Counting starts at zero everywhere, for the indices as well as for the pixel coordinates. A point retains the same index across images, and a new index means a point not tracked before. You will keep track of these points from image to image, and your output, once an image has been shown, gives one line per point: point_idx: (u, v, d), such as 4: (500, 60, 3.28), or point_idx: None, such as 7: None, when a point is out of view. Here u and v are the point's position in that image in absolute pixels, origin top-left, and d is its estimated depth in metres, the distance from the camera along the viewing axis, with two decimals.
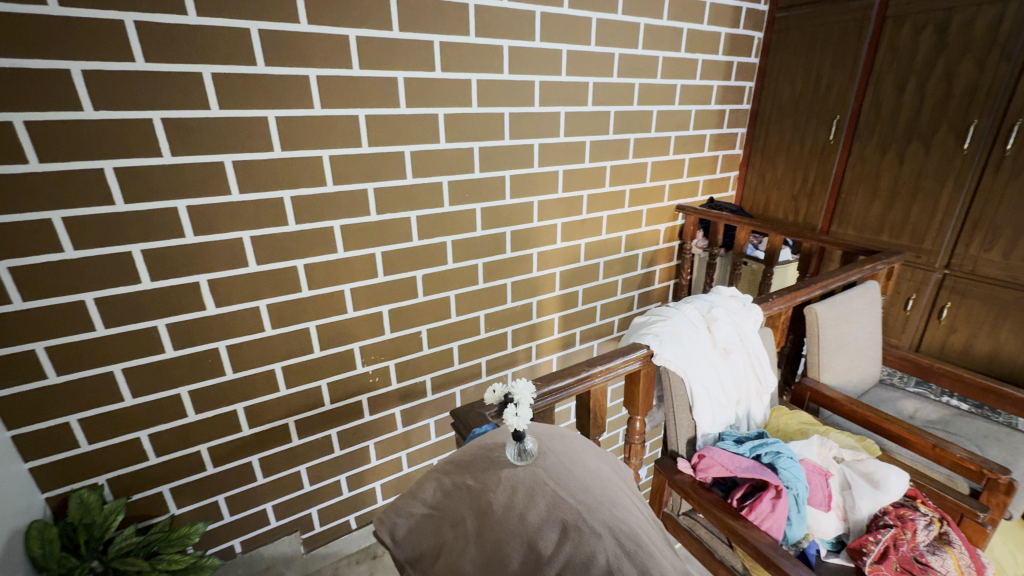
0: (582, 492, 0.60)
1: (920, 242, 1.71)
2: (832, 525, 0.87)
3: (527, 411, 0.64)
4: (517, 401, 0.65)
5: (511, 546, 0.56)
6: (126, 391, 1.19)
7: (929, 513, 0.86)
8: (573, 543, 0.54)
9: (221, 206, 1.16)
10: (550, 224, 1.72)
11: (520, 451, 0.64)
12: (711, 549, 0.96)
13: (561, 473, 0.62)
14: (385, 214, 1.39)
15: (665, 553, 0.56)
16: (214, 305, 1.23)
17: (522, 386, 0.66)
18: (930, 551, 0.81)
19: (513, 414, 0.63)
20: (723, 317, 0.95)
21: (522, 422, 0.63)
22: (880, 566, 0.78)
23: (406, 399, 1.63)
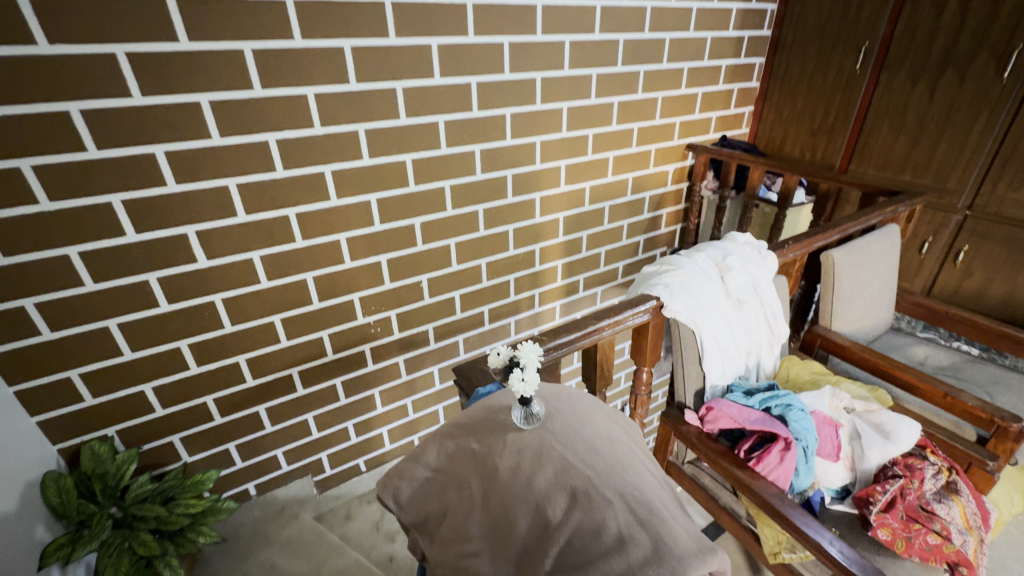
0: (592, 457, 0.58)
1: (944, 182, 1.62)
2: (838, 474, 0.92)
3: (534, 375, 0.62)
4: (524, 365, 0.62)
5: (519, 512, 0.55)
6: (124, 345, 1.17)
7: (938, 463, 0.90)
8: (582, 509, 0.53)
9: (202, 151, 1.08)
10: (554, 166, 1.62)
11: (528, 416, 0.62)
12: (715, 496, 0.98)
13: (569, 436, 0.61)
14: (378, 158, 1.30)
15: (677, 517, 0.55)
16: (205, 257, 1.18)
17: (528, 349, 0.64)
18: (936, 499, 0.85)
19: (520, 378, 0.60)
20: (738, 267, 0.90)
21: (529, 386, 0.60)
22: (885, 514, 0.83)
23: (409, 348, 1.63)
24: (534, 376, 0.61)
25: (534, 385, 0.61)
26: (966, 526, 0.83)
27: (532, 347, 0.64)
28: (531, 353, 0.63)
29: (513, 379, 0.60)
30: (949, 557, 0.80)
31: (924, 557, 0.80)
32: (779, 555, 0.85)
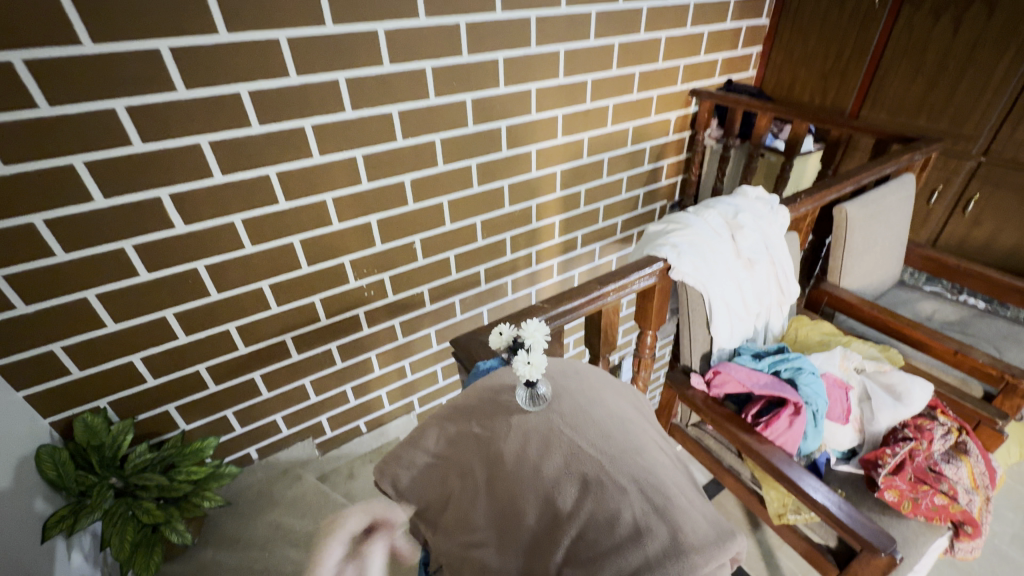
0: (603, 440, 0.56)
1: (960, 126, 1.54)
2: (847, 437, 0.93)
3: (540, 355, 0.59)
4: (529, 346, 0.60)
5: (527, 500, 0.53)
6: (107, 317, 1.12)
7: (948, 423, 0.91)
8: (594, 499, 0.51)
9: (167, 105, 0.99)
10: (550, 116, 1.52)
11: (534, 398, 0.60)
12: (719, 458, 1.00)
13: (579, 418, 0.58)
14: (362, 110, 1.20)
15: (693, 503, 0.53)
16: (183, 222, 1.11)
17: (533, 330, 0.62)
18: (945, 460, 0.87)
19: (525, 360, 0.58)
20: (750, 224, 0.86)
21: (535, 368, 0.58)
22: (894, 476, 0.84)
23: (404, 310, 1.59)
24: (540, 357, 0.58)
25: (540, 366, 0.58)
26: (973, 485, 0.86)
27: (536, 326, 0.62)
28: (536, 333, 0.61)
29: (518, 360, 0.58)
30: (955, 515, 0.83)
31: (930, 516, 0.83)
32: (784, 516, 0.86)
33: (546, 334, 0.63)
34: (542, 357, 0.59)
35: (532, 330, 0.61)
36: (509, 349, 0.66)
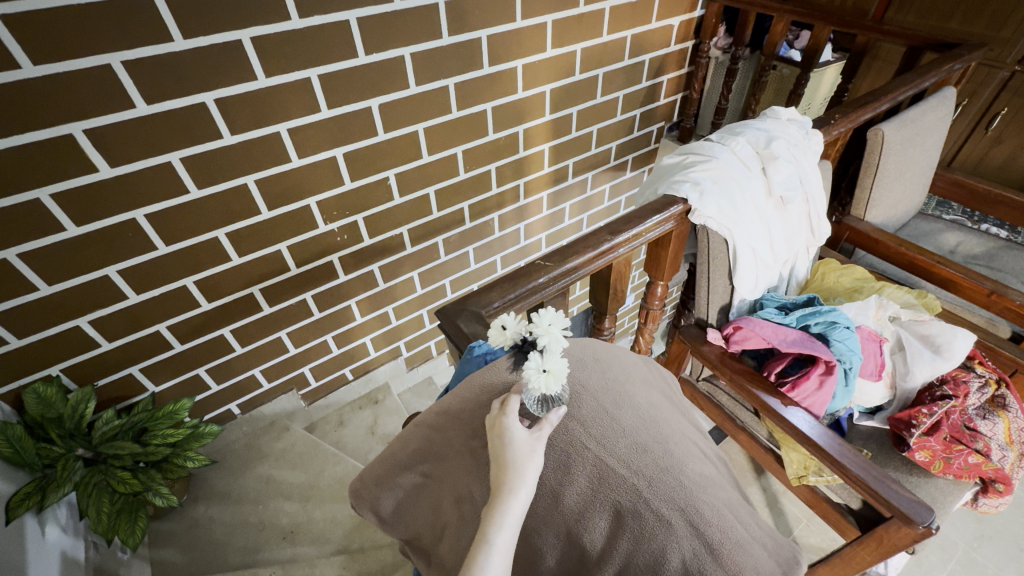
0: (637, 457, 0.50)
1: (997, 30, 1.37)
2: (877, 393, 0.89)
3: (557, 360, 0.49)
4: (545, 347, 0.50)
5: (549, 530, 0.51)
6: (38, 279, 0.97)
7: (986, 376, 0.89)
8: (629, 535, 0.47)
9: (57, 13, 0.78)
10: (538, 23, 1.29)
11: (546, 407, 0.51)
12: (733, 416, 0.99)
13: (607, 429, 0.52)
14: (312, 17, 0.98)
15: (739, 522, 0.50)
16: (108, 165, 0.93)
17: (549, 324, 0.51)
18: (981, 416, 0.85)
19: (540, 367, 0.48)
20: (784, 154, 0.73)
21: (552, 377, 0.48)
22: (928, 437, 0.82)
23: (383, 255, 1.45)
24: (558, 362, 0.49)
25: (558, 373, 0.49)
26: (1007, 441, 0.85)
27: (550, 321, 0.51)
28: (551, 329, 0.51)
29: (531, 367, 0.48)
30: (986, 473, 0.82)
31: (960, 475, 0.82)
32: (804, 477, 0.87)
33: (562, 329, 0.52)
34: (559, 361, 0.49)
35: (546, 326, 0.51)
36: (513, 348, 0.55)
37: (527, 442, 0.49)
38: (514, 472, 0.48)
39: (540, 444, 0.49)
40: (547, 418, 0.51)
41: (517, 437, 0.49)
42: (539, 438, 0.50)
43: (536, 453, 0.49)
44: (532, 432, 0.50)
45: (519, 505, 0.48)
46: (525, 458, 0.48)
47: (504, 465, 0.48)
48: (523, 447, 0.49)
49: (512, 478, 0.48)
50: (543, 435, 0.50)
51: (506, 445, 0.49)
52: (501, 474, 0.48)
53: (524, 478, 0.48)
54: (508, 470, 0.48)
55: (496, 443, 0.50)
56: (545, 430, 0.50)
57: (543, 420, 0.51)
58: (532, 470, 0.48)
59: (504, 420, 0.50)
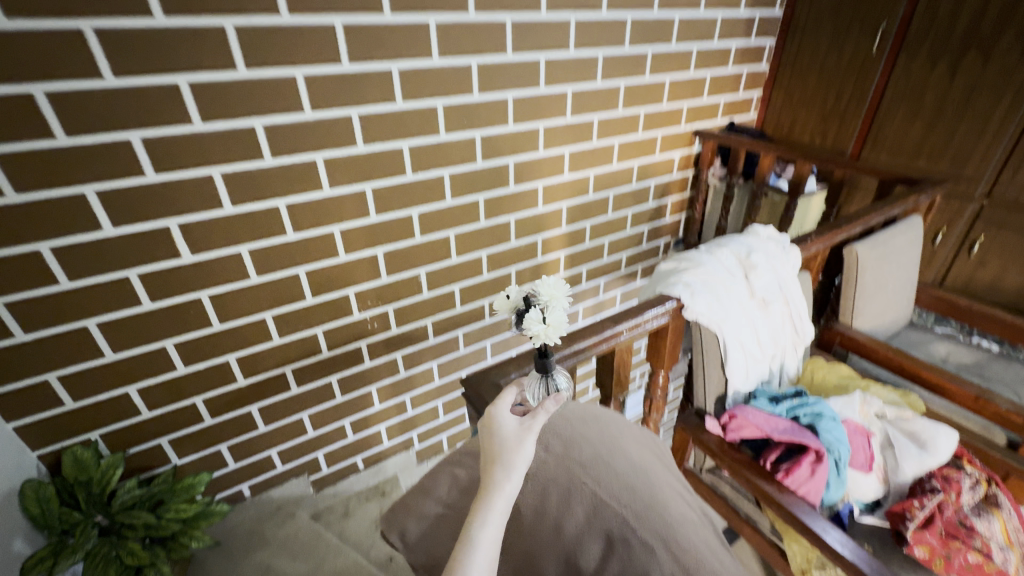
0: (626, 495, 0.56)
1: (961, 169, 1.56)
2: (872, 487, 0.92)
3: (556, 316, 0.66)
4: (546, 307, 0.65)
5: (548, 557, 0.56)
6: (106, 346, 1.10)
7: (976, 474, 0.90)
8: (618, 559, 0.52)
9: (182, 138, 1.00)
10: (558, 153, 1.53)
11: (547, 381, 0.68)
12: (737, 507, 1.01)
13: (600, 469, 0.58)
14: (373, 144, 1.21)
15: (722, 562, 0.53)
16: (189, 253, 1.10)
17: (551, 289, 0.66)
18: (976, 513, 0.85)
19: (540, 324, 0.65)
20: (763, 263, 0.86)
21: (551, 329, 0.65)
22: (924, 531, 0.84)
23: (406, 344, 1.56)
24: (557, 319, 0.66)
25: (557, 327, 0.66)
26: (1009, 542, 0.83)
27: (554, 285, 0.66)
28: (556, 291, 0.66)
29: (533, 323, 0.65)
30: None
31: None
32: (808, 571, 0.85)
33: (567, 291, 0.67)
34: (559, 318, 0.66)
35: (549, 290, 0.66)
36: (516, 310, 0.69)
37: (514, 436, 0.57)
38: (501, 461, 0.55)
39: (527, 437, 0.57)
40: (542, 407, 0.60)
41: (506, 431, 0.58)
42: (527, 433, 0.58)
43: (523, 442, 0.57)
44: (520, 428, 0.58)
45: (506, 496, 0.54)
46: (511, 447, 0.56)
47: (494, 457, 0.56)
48: (510, 440, 0.57)
49: (498, 468, 0.55)
50: (532, 430, 0.58)
51: (496, 436, 0.58)
52: (491, 468, 0.55)
53: (511, 466, 0.55)
54: (496, 463, 0.55)
55: (490, 440, 0.59)
56: (532, 421, 0.58)
57: (539, 408, 0.60)
58: (519, 460, 0.56)
59: (494, 414, 0.60)
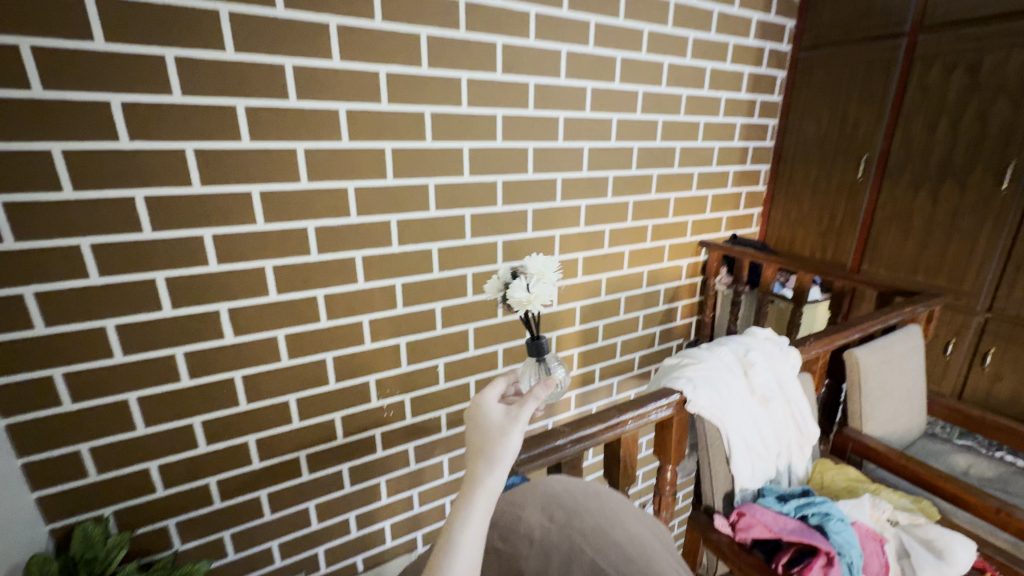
0: (628, 566, 0.53)
1: (958, 283, 1.62)
2: None
3: (540, 287, 0.87)
4: (531, 279, 0.86)
5: None
6: (139, 420, 1.15)
7: None
8: None
9: (247, 235, 1.16)
10: (571, 257, 1.70)
11: (542, 366, 0.88)
12: None
13: (602, 539, 0.56)
14: (407, 245, 1.38)
15: None
16: (232, 334, 1.21)
17: (535, 266, 0.88)
18: None
19: (524, 290, 0.85)
20: (760, 361, 0.92)
21: (536, 296, 0.86)
22: None
23: (419, 434, 1.59)
24: (541, 288, 0.86)
25: (539, 296, 0.86)
26: None
27: (542, 263, 0.89)
28: (544, 268, 0.88)
29: (516, 289, 0.85)
30: None
31: None
32: None
33: (554, 274, 0.90)
34: (543, 289, 0.87)
35: (537, 267, 0.88)
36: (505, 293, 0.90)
37: (498, 428, 0.58)
38: (485, 454, 0.56)
39: (512, 428, 0.57)
40: (531, 394, 0.60)
41: (490, 422, 0.59)
42: (512, 423, 0.58)
43: (507, 432, 0.57)
44: (505, 418, 0.59)
45: (488, 490, 0.54)
46: (495, 438, 0.57)
47: (478, 450, 0.57)
48: (494, 432, 0.57)
49: (481, 461, 0.55)
50: (517, 419, 0.58)
51: (481, 427, 0.59)
52: (474, 461, 0.56)
53: (494, 457, 0.56)
54: (480, 458, 0.56)
55: (475, 432, 0.59)
56: (518, 410, 0.59)
57: (529, 396, 0.60)
58: (502, 454, 0.56)
59: (479, 404, 0.61)
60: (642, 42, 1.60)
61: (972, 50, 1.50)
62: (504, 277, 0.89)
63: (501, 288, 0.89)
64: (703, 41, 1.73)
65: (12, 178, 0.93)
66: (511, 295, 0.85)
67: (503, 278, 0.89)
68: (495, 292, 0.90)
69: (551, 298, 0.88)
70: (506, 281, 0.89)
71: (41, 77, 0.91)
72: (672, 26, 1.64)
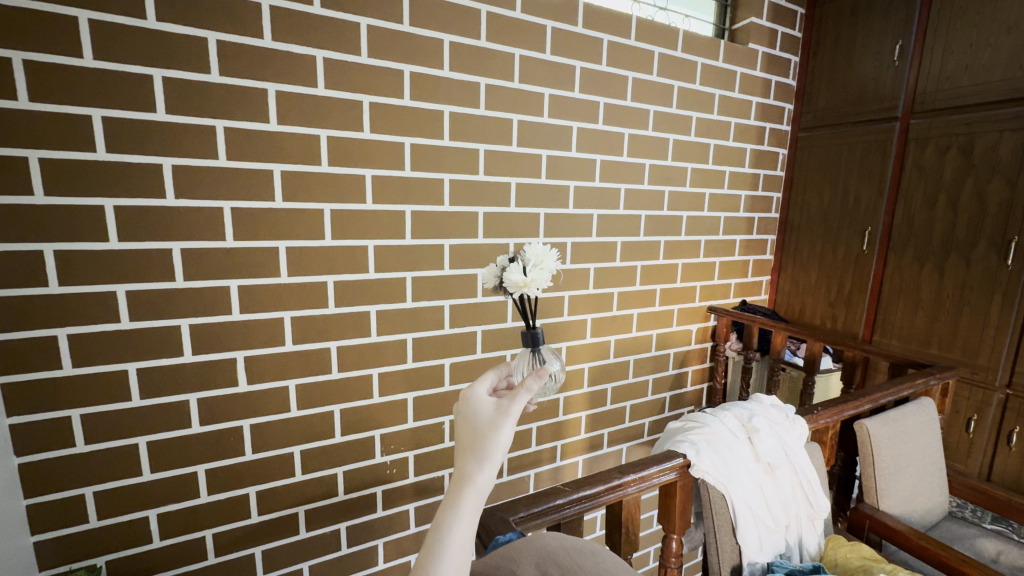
0: None
1: (973, 357, 1.59)
2: None
3: (537, 274, 0.84)
4: (528, 264, 0.84)
5: None
6: (146, 465, 1.16)
7: None
8: None
9: (270, 287, 1.23)
10: (581, 318, 1.72)
11: (535, 356, 0.87)
12: None
13: None
14: (420, 302, 1.44)
15: None
16: (245, 382, 1.24)
17: (533, 251, 0.85)
18: None
19: (520, 273, 0.83)
20: (765, 428, 0.93)
21: (533, 281, 0.83)
22: None
23: (421, 494, 1.56)
24: (538, 274, 0.84)
25: (536, 281, 0.84)
26: None
27: (542, 250, 0.85)
28: (544, 256, 0.85)
29: (512, 272, 0.83)
30: None
31: None
32: None
33: (554, 262, 0.87)
34: (540, 275, 0.84)
35: (537, 254, 0.85)
36: (501, 279, 0.87)
37: (488, 423, 0.57)
38: (474, 451, 0.56)
39: (502, 423, 0.56)
40: (523, 386, 0.58)
41: (479, 418, 0.57)
42: (502, 417, 0.57)
43: (497, 427, 0.56)
44: (496, 412, 0.57)
45: (477, 487, 0.56)
46: (484, 433, 0.56)
47: (467, 446, 0.57)
48: (484, 426, 0.57)
49: (471, 459, 0.56)
50: (508, 413, 0.57)
51: (471, 422, 0.58)
52: (464, 457, 0.57)
53: (484, 454, 0.56)
54: (469, 453, 0.56)
55: (465, 426, 0.59)
56: (509, 404, 0.57)
57: (520, 388, 0.57)
58: (492, 450, 0.56)
59: (470, 396, 0.59)
60: (649, 121, 1.73)
61: (963, 133, 1.58)
62: (502, 262, 0.87)
63: (498, 274, 0.86)
64: (706, 120, 1.86)
65: (66, 229, 1.01)
66: (506, 277, 0.83)
67: (500, 264, 0.87)
68: (491, 279, 0.87)
69: (548, 285, 0.85)
70: (504, 267, 0.87)
71: (106, 142, 1.02)
72: (677, 107, 1.78)
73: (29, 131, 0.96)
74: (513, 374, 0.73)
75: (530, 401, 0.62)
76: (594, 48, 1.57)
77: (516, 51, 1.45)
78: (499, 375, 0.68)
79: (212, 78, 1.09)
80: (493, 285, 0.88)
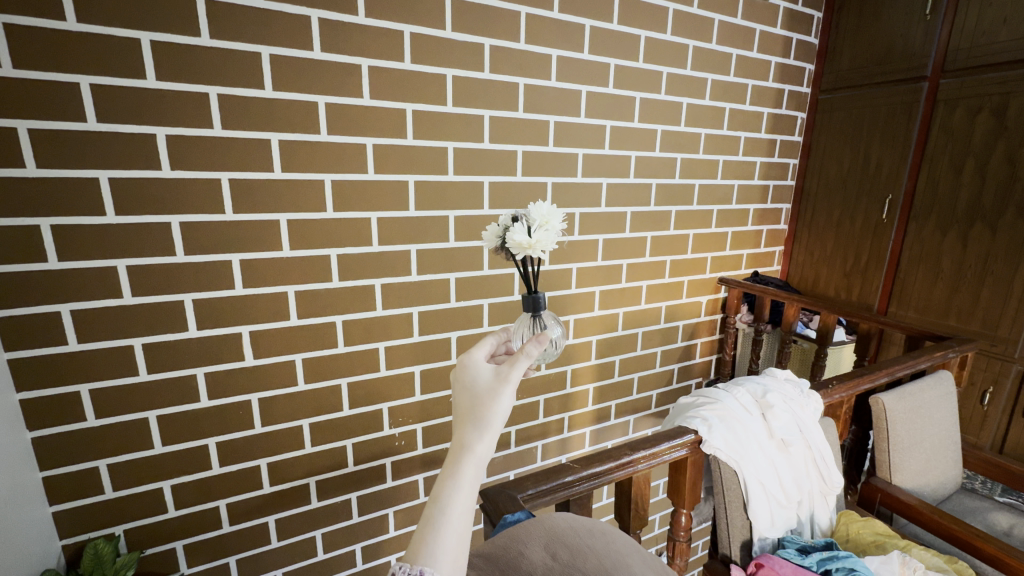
0: None
1: (994, 329, 1.55)
2: None
3: (544, 235, 0.80)
4: (534, 223, 0.80)
5: None
6: (157, 439, 1.17)
7: None
8: None
9: (272, 260, 1.21)
10: (588, 291, 1.69)
11: (536, 322, 0.83)
12: None
13: None
14: (425, 275, 1.41)
15: None
16: (252, 356, 1.24)
17: (539, 212, 0.81)
18: None
19: (524, 234, 0.79)
20: (779, 404, 0.92)
21: (539, 242, 0.79)
22: None
23: (429, 465, 1.57)
24: (543, 236, 0.79)
25: (541, 243, 0.80)
26: None
27: (547, 211, 0.81)
28: (549, 216, 0.81)
29: (516, 232, 0.78)
30: None
31: None
32: None
33: (560, 224, 0.83)
34: (546, 237, 0.80)
35: (542, 215, 0.81)
36: (504, 240, 0.84)
37: (487, 390, 0.55)
38: (473, 419, 0.54)
39: (501, 390, 0.55)
40: (522, 352, 0.57)
41: (477, 385, 0.56)
42: (501, 384, 0.55)
43: (496, 393, 0.55)
44: (495, 379, 0.56)
45: (476, 456, 0.53)
46: (484, 401, 0.55)
47: (466, 414, 0.55)
48: (483, 393, 0.55)
49: (470, 428, 0.54)
50: (508, 379, 0.56)
51: (469, 389, 0.56)
52: (463, 426, 0.55)
53: (483, 422, 0.54)
54: (468, 422, 0.55)
55: (463, 393, 0.57)
56: (508, 369, 0.56)
57: (520, 353, 0.57)
58: (491, 417, 0.54)
59: (469, 363, 0.58)
60: (662, 84, 1.65)
61: (997, 93, 1.49)
62: (504, 223, 0.83)
63: (500, 235, 0.83)
64: (722, 82, 1.77)
65: (62, 202, 0.99)
66: (510, 238, 0.79)
67: (503, 225, 0.83)
68: (494, 240, 0.84)
69: (553, 248, 0.81)
70: (507, 227, 0.83)
71: (95, 111, 0.98)
72: (691, 69, 1.69)
73: (14, 101, 0.92)
74: (512, 341, 0.72)
75: (530, 369, 0.60)
76: (604, 6, 1.48)
77: (523, 9, 1.36)
78: (499, 342, 0.68)
79: (202, 41, 1.04)
80: (496, 247, 0.85)
